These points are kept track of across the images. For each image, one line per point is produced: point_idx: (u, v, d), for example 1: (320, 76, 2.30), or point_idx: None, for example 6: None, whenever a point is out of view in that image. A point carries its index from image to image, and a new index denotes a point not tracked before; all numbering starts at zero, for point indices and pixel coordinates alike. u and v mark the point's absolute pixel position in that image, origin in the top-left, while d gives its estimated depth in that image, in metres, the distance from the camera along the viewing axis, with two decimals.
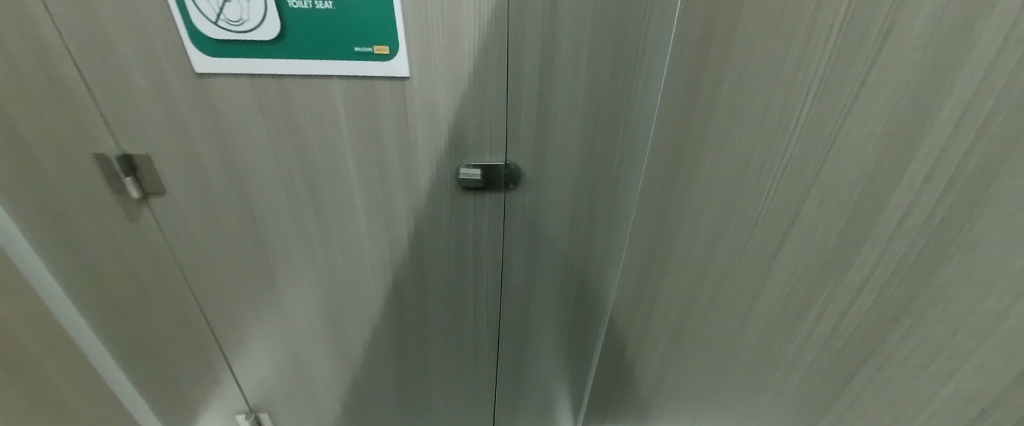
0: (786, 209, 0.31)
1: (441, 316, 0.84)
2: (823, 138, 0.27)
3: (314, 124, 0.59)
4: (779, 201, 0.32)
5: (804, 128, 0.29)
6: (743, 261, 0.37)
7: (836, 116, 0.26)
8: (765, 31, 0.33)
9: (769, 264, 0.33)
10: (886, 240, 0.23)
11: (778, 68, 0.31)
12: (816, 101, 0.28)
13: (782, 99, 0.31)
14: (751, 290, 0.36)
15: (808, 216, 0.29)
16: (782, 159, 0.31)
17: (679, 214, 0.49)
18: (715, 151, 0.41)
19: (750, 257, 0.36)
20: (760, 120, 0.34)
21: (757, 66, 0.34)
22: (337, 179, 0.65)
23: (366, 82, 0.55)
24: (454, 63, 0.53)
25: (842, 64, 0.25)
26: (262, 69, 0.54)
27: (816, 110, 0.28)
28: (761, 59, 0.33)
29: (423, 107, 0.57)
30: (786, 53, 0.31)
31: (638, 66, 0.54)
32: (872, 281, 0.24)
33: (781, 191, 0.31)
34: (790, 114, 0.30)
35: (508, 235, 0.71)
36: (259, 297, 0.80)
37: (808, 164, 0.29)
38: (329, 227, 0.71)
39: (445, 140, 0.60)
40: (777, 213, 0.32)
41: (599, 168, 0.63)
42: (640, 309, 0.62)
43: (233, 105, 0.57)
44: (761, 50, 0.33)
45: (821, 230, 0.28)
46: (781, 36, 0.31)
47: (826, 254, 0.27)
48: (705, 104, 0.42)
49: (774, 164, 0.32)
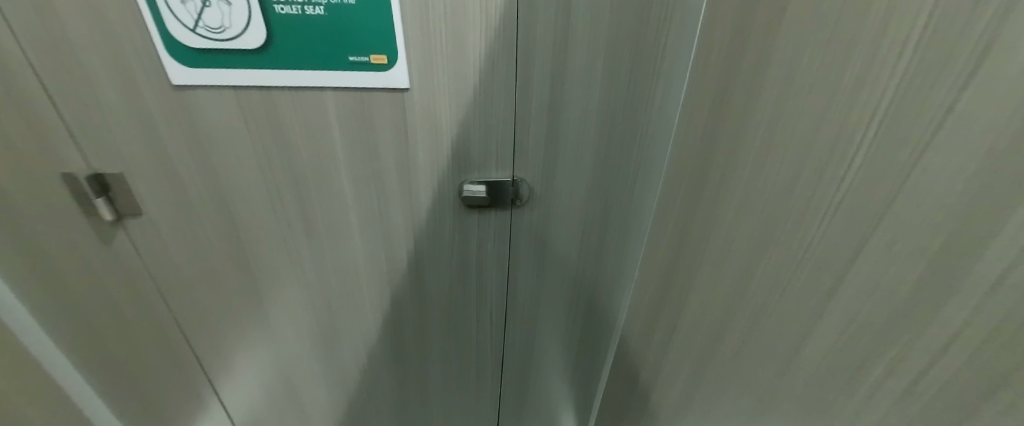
0: (845, 247, 0.28)
1: (442, 336, 0.80)
2: (894, 170, 0.24)
3: (304, 138, 0.55)
4: (837, 233, 0.28)
5: (870, 153, 0.25)
6: (788, 295, 0.33)
7: (914, 143, 0.22)
8: (814, 42, 0.29)
9: (820, 301, 0.30)
10: (980, 297, 0.19)
11: (832, 83, 0.28)
12: (884, 124, 0.24)
13: (838, 118, 0.28)
14: (797, 327, 0.32)
15: (874, 258, 0.26)
16: (837, 189, 0.28)
17: (704, 236, 0.46)
18: (749, 172, 0.37)
19: (797, 291, 0.32)
20: (809, 144, 0.30)
21: (803, 81, 0.30)
22: (331, 196, 0.60)
23: (361, 94, 0.51)
24: (457, 73, 0.49)
25: (918, 86, 0.22)
26: (248, 80, 0.49)
27: (883, 134, 0.24)
28: (810, 73, 0.30)
29: (424, 120, 0.53)
30: (842, 67, 0.27)
31: (656, 75, 0.50)
32: (961, 341, 0.21)
33: (839, 222, 0.28)
34: (848, 140, 0.27)
35: (514, 252, 0.67)
36: (248, 320, 0.75)
37: (873, 199, 0.25)
38: (323, 247, 0.66)
39: (448, 156, 0.56)
40: (831, 250, 0.29)
41: (612, 182, 0.59)
42: (658, 331, 0.59)
43: (216, 120, 0.53)
44: (808, 66, 0.30)
45: (891, 273, 0.24)
46: (833, 49, 0.28)
47: (898, 303, 0.24)
48: (737, 120, 0.39)
49: (826, 194, 0.29)
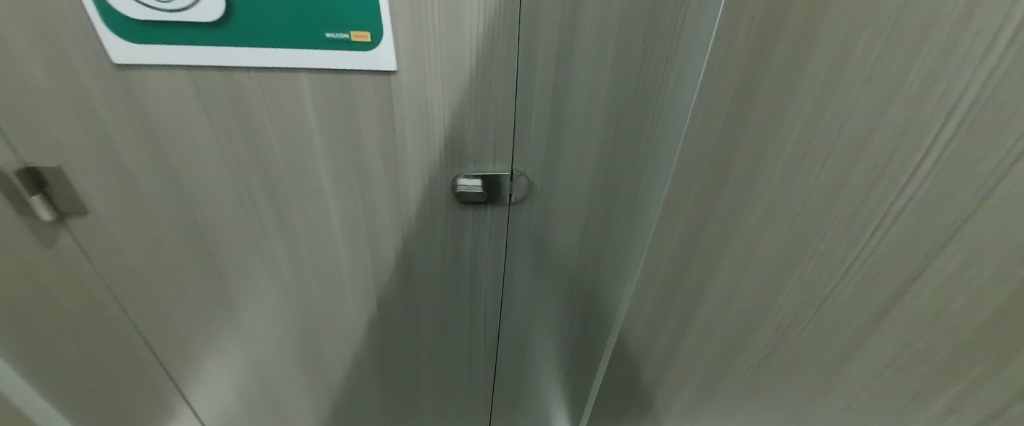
0: (898, 263, 0.24)
1: (434, 336, 0.75)
2: (968, 177, 0.20)
3: (276, 127, 0.48)
4: (890, 247, 0.25)
5: (941, 163, 0.21)
6: (824, 311, 0.30)
7: (1000, 158, 0.18)
8: (871, 27, 0.25)
9: (866, 320, 0.27)
10: None
11: (894, 78, 0.23)
12: (963, 131, 0.20)
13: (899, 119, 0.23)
14: (832, 344, 0.30)
15: (937, 279, 0.22)
16: (887, 197, 0.25)
17: (722, 235, 0.43)
18: (779, 170, 0.34)
19: (836, 308, 0.29)
20: (852, 144, 0.27)
21: (855, 71, 0.26)
22: (309, 192, 0.55)
23: (342, 77, 0.45)
24: (451, 55, 0.43)
25: (1006, 79, 0.17)
26: (205, 59, 0.42)
27: (962, 142, 0.20)
28: (865, 64, 0.25)
29: (414, 107, 0.47)
30: (909, 59, 0.22)
31: (671, 60, 0.46)
32: None
33: (896, 238, 0.24)
34: (908, 140, 0.23)
35: (511, 249, 0.63)
36: (220, 325, 0.69)
37: (939, 210, 0.22)
38: (301, 246, 0.60)
39: (441, 147, 0.51)
40: (880, 263, 0.26)
41: (616, 176, 0.56)
42: (664, 330, 0.57)
43: (170, 105, 0.46)
44: (856, 54, 0.26)
45: (959, 303, 0.21)
46: (896, 36, 0.23)
47: (967, 336, 0.21)
48: (765, 112, 0.35)
49: (873, 201, 0.26)
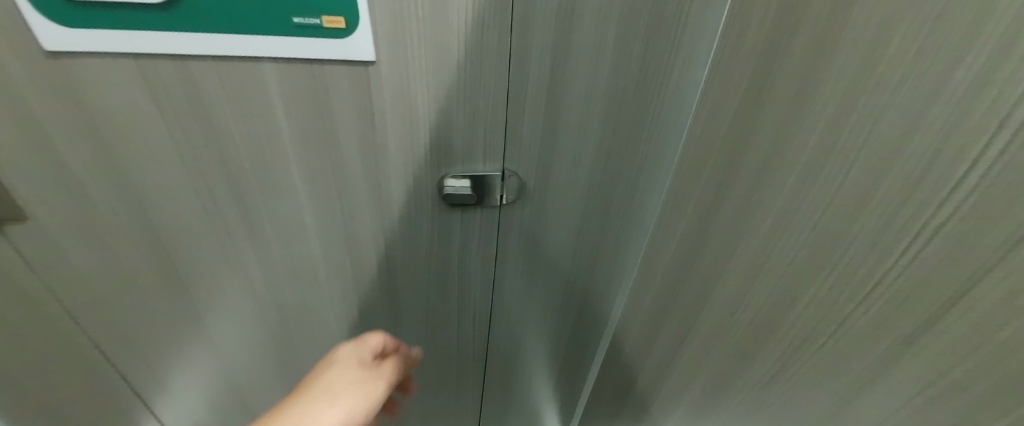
0: (931, 286, 0.22)
1: (421, 340, 0.72)
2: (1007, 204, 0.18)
3: (240, 123, 0.44)
4: (922, 268, 0.23)
5: (980, 185, 0.19)
6: (844, 329, 0.28)
7: None
8: (906, 22, 0.22)
9: (894, 343, 0.25)
10: None
11: (934, 83, 0.21)
12: (1004, 153, 0.17)
13: (939, 128, 0.21)
14: (851, 364, 0.28)
15: (978, 310, 0.20)
16: (921, 212, 0.22)
17: (728, 240, 0.41)
18: (795, 174, 0.31)
19: (858, 327, 0.27)
20: (880, 153, 0.24)
21: (887, 71, 0.23)
22: (282, 193, 0.50)
23: (314, 68, 0.40)
24: (437, 45, 0.39)
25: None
26: (153, 45, 0.37)
27: (1003, 166, 0.17)
28: (901, 63, 0.22)
29: (396, 101, 0.43)
30: (952, 61, 0.19)
31: (675, 52, 0.43)
32: None
33: (932, 259, 0.22)
34: (950, 154, 0.20)
35: (502, 251, 0.60)
36: (189, 334, 0.64)
37: (980, 235, 0.19)
38: (274, 250, 0.56)
39: (426, 146, 0.47)
40: (908, 284, 0.24)
41: (613, 174, 0.53)
42: (663, 334, 0.55)
43: (116, 98, 0.40)
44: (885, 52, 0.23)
45: (1000, 339, 0.19)
46: (935, 35, 0.20)
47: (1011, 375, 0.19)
48: (780, 112, 0.33)
49: (903, 215, 0.23)
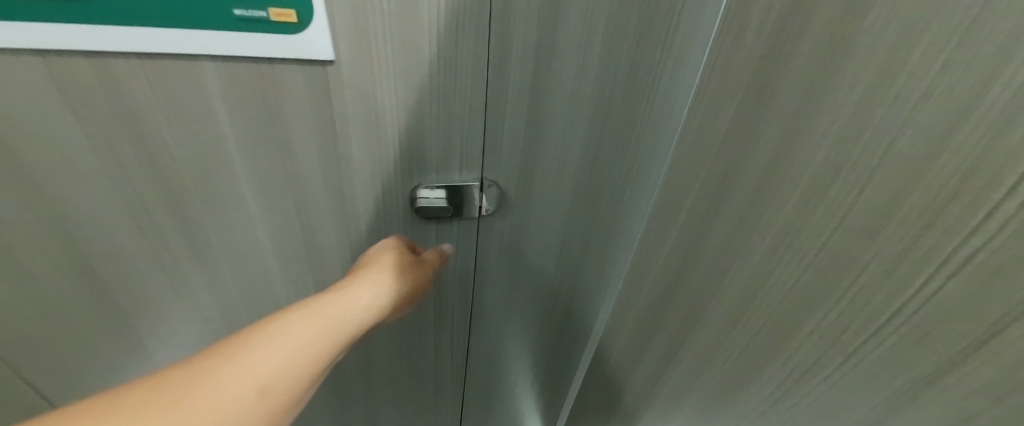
0: (951, 328, 0.21)
1: (398, 354, 0.68)
2: None
3: (179, 129, 0.38)
4: (940, 309, 0.21)
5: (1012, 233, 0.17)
6: (854, 361, 0.26)
7: None
8: (923, 38, 0.19)
9: (910, 383, 0.23)
10: None
11: (961, 107, 0.18)
12: None
13: (966, 157, 0.18)
14: (862, 398, 0.26)
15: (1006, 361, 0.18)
16: (939, 246, 0.21)
17: (722, 255, 0.39)
18: (797, 192, 0.29)
19: (869, 361, 0.25)
20: (895, 178, 0.22)
21: (904, 89, 0.21)
22: (234, 206, 0.45)
23: (263, 67, 0.35)
24: (406, 43, 0.34)
25: None
26: (44, 41, 0.30)
27: None
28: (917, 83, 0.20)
29: (361, 106, 0.38)
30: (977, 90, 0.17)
31: (664, 54, 0.40)
32: None
33: (953, 299, 0.20)
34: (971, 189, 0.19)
35: (481, 263, 0.56)
36: (137, 358, 0.59)
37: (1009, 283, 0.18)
38: (229, 267, 0.51)
39: (396, 155, 0.42)
40: (923, 322, 0.22)
41: (598, 181, 0.51)
42: (652, 347, 0.53)
43: (18, 105, 0.34)
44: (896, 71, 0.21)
45: None
46: (960, 55, 0.17)
47: None
48: (779, 125, 0.30)
49: (920, 248, 0.22)
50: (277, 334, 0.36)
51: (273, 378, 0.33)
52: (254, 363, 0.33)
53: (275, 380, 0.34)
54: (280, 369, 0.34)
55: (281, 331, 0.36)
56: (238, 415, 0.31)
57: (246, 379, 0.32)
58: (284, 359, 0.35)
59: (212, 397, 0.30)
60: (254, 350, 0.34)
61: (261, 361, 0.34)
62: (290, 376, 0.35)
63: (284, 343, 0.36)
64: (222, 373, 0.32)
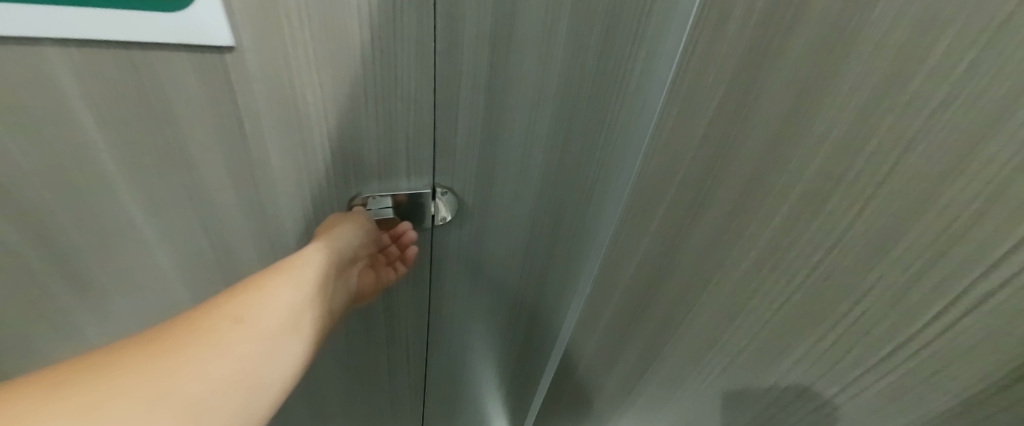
0: (964, 370, 0.19)
1: (354, 373, 0.63)
2: None
3: (22, 137, 0.28)
4: (949, 348, 0.19)
5: None
6: (858, 388, 0.24)
7: None
8: (935, 47, 0.16)
9: (927, 415, 0.21)
10: None
11: (975, 133, 0.15)
12: None
13: (988, 184, 0.16)
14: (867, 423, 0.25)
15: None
16: (949, 282, 0.18)
17: (698, 266, 0.36)
18: (784, 207, 0.26)
19: (876, 389, 0.23)
20: (894, 203, 0.20)
21: (916, 98, 0.17)
22: (127, 227, 0.37)
23: (134, 54, 0.26)
24: (328, 26, 0.27)
25: None
26: None
27: None
28: (923, 99, 0.17)
29: (277, 104, 0.31)
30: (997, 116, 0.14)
31: (633, 47, 0.36)
32: None
33: (965, 341, 0.18)
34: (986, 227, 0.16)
35: (440, 274, 0.52)
36: None
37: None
38: (142, 295, 0.43)
39: (330, 161, 0.36)
40: (930, 357, 0.20)
41: (565, 184, 0.47)
42: (627, 354, 0.51)
43: None
44: (898, 83, 0.18)
45: None
46: (986, 59, 0.14)
47: None
48: (763, 133, 0.27)
49: (928, 281, 0.19)
50: (240, 291, 0.36)
51: (242, 316, 0.34)
52: (217, 313, 0.34)
53: (242, 323, 0.34)
54: (243, 317, 0.34)
55: (246, 286, 0.36)
56: (216, 346, 0.32)
57: (211, 325, 0.33)
58: (246, 308, 0.35)
59: (178, 342, 0.31)
60: (220, 305, 0.35)
61: (224, 312, 0.34)
62: (257, 322, 0.34)
63: (248, 294, 0.36)
64: (190, 322, 0.33)
